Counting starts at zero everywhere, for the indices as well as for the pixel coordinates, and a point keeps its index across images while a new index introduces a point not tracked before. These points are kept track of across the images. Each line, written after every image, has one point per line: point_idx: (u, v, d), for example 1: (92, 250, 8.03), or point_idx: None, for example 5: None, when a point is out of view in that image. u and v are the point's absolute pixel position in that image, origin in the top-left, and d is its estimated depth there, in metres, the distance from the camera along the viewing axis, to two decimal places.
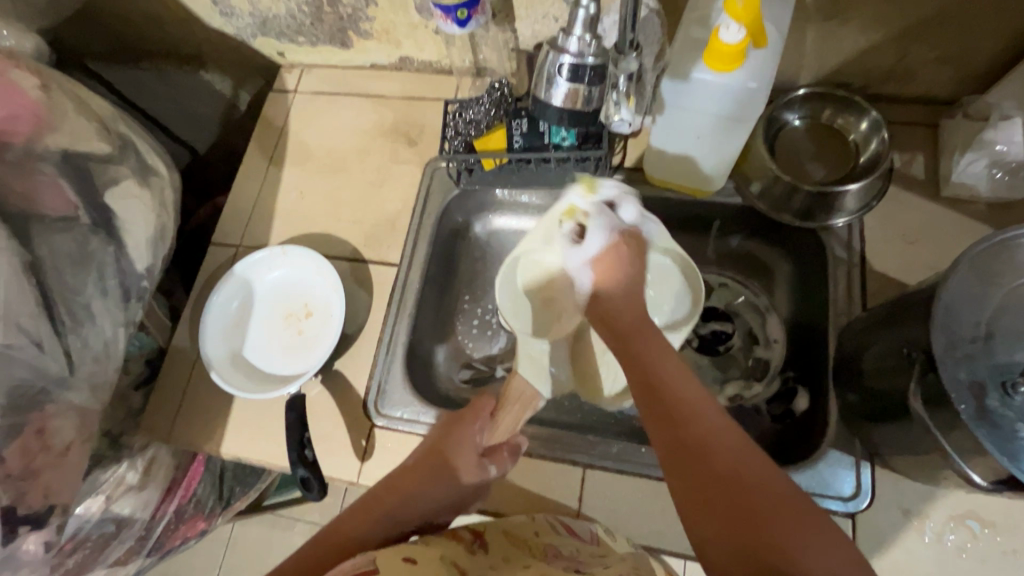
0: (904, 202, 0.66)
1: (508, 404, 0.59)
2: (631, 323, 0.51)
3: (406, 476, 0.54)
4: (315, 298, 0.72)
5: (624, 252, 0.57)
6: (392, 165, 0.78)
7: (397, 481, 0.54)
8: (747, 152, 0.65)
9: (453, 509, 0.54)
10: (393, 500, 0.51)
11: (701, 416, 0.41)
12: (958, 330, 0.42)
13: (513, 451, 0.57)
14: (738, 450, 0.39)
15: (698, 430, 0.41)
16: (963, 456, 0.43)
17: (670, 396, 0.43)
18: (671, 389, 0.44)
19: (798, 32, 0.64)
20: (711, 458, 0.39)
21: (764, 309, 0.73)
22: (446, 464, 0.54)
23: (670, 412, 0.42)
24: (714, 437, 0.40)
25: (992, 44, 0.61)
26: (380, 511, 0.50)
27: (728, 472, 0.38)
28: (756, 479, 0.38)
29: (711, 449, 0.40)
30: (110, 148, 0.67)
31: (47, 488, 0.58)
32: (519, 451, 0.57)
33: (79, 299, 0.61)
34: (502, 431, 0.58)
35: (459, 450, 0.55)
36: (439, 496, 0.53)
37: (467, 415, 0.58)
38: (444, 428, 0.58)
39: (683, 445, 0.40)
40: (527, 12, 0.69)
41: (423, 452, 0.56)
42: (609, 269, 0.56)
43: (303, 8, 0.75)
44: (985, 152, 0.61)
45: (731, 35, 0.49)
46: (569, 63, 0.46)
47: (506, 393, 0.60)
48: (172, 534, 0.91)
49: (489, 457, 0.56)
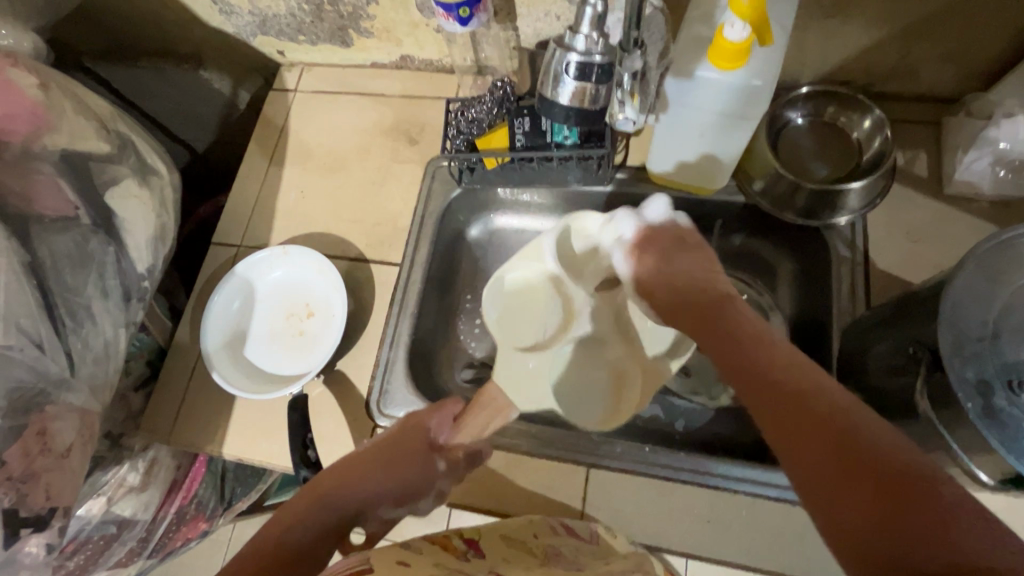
0: (906, 200, 0.66)
1: (475, 409, 0.59)
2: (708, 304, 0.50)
3: (355, 463, 0.53)
4: (317, 297, 0.72)
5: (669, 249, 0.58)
6: (393, 165, 0.78)
7: (347, 464, 0.53)
8: (750, 149, 0.65)
9: (395, 502, 0.54)
10: (334, 490, 0.50)
11: (801, 380, 0.38)
12: (965, 329, 0.42)
13: (469, 454, 0.58)
14: (856, 418, 0.35)
15: (809, 398, 0.37)
16: (969, 455, 0.43)
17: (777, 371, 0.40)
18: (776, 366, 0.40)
19: (800, 30, 0.64)
20: (829, 422, 0.35)
21: (767, 307, 0.72)
22: (406, 452, 0.55)
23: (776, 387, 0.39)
24: (824, 401, 0.36)
25: (995, 42, 0.61)
26: (317, 500, 0.49)
27: (850, 439, 0.34)
28: (886, 450, 0.33)
29: (829, 416, 0.35)
30: (109, 147, 0.67)
31: (48, 490, 0.58)
32: (477, 460, 0.59)
33: (79, 299, 0.61)
34: (465, 435, 0.58)
35: (409, 444, 0.56)
36: (386, 486, 0.53)
37: (423, 415, 0.58)
38: (394, 432, 0.57)
39: (791, 411, 0.37)
40: (529, 10, 0.69)
41: (381, 437, 0.56)
42: (648, 255, 0.59)
43: (303, 7, 0.75)
44: (988, 150, 0.61)
45: (736, 32, 0.48)
46: (577, 61, 0.46)
47: (477, 399, 0.60)
48: (174, 535, 0.91)
49: (440, 454, 0.56)
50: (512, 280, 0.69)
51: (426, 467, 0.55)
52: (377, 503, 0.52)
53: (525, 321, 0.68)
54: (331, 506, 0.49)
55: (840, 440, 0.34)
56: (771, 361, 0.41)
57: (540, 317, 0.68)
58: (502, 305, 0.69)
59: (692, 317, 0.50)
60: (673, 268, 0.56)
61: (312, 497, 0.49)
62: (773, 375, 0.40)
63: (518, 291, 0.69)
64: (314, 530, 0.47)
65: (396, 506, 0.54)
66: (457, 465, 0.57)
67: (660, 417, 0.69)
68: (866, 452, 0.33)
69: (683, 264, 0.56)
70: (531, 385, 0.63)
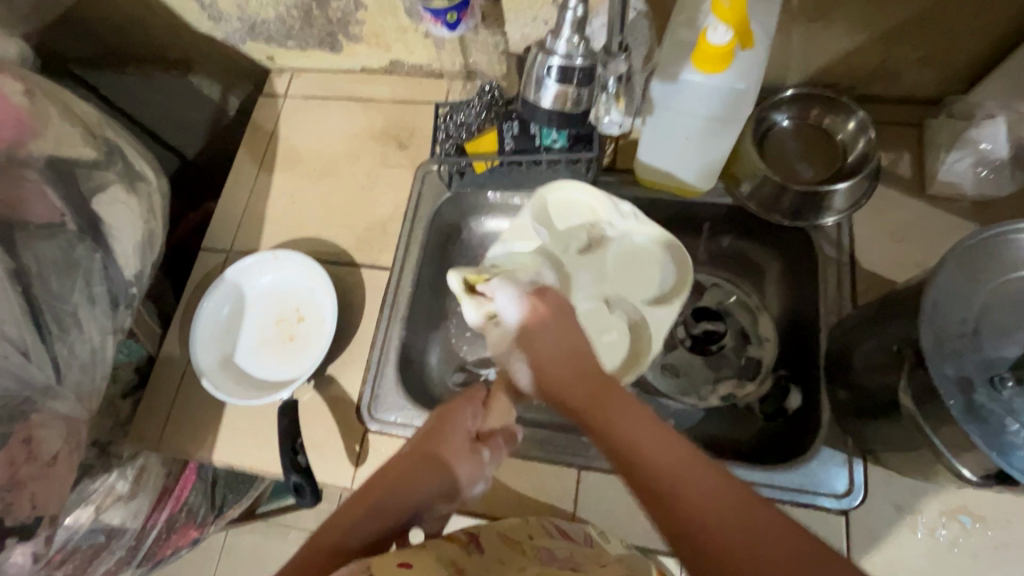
0: (890, 200, 0.67)
1: (498, 392, 0.57)
2: (581, 386, 0.44)
3: (409, 464, 0.51)
4: (306, 303, 0.72)
5: (540, 312, 0.51)
6: (383, 169, 0.78)
7: (395, 468, 0.51)
8: (737, 152, 0.66)
9: (446, 499, 0.52)
10: (383, 491, 0.49)
11: (677, 482, 0.36)
12: (947, 327, 0.43)
13: (507, 438, 0.55)
14: (736, 506, 0.35)
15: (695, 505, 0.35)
16: (953, 451, 0.43)
17: (653, 476, 0.37)
18: (651, 463, 0.37)
19: (783, 34, 0.65)
20: (699, 537, 0.34)
21: (755, 308, 0.73)
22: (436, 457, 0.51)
23: (655, 493, 0.36)
24: (700, 508, 0.35)
25: (975, 44, 0.62)
26: (371, 504, 0.48)
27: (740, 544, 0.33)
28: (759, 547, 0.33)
29: (709, 524, 0.34)
30: (95, 153, 0.66)
31: (34, 499, 0.58)
32: (515, 438, 0.56)
33: (64, 306, 0.60)
34: (498, 417, 0.56)
35: (456, 436, 0.53)
36: (437, 481, 0.51)
37: (456, 406, 0.55)
38: (434, 422, 0.54)
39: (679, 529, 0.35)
40: (517, 15, 0.69)
41: (413, 443, 0.53)
42: (539, 314, 0.50)
43: (292, 13, 0.75)
44: (970, 151, 0.62)
45: (718, 36, 0.49)
46: (558, 64, 0.46)
47: (497, 382, 0.58)
48: (164, 543, 0.90)
49: (484, 441, 0.54)
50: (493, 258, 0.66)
51: (473, 458, 0.53)
52: (433, 502, 0.51)
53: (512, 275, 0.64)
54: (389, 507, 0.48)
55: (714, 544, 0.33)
56: (654, 466, 0.37)
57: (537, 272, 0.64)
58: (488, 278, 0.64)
59: (583, 404, 0.43)
60: (547, 341, 0.48)
61: (363, 504, 0.48)
62: (654, 480, 0.37)
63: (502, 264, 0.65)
64: (375, 533, 0.46)
65: (447, 503, 0.52)
66: (500, 450, 0.54)
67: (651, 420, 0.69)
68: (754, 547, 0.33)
69: (556, 338, 0.48)
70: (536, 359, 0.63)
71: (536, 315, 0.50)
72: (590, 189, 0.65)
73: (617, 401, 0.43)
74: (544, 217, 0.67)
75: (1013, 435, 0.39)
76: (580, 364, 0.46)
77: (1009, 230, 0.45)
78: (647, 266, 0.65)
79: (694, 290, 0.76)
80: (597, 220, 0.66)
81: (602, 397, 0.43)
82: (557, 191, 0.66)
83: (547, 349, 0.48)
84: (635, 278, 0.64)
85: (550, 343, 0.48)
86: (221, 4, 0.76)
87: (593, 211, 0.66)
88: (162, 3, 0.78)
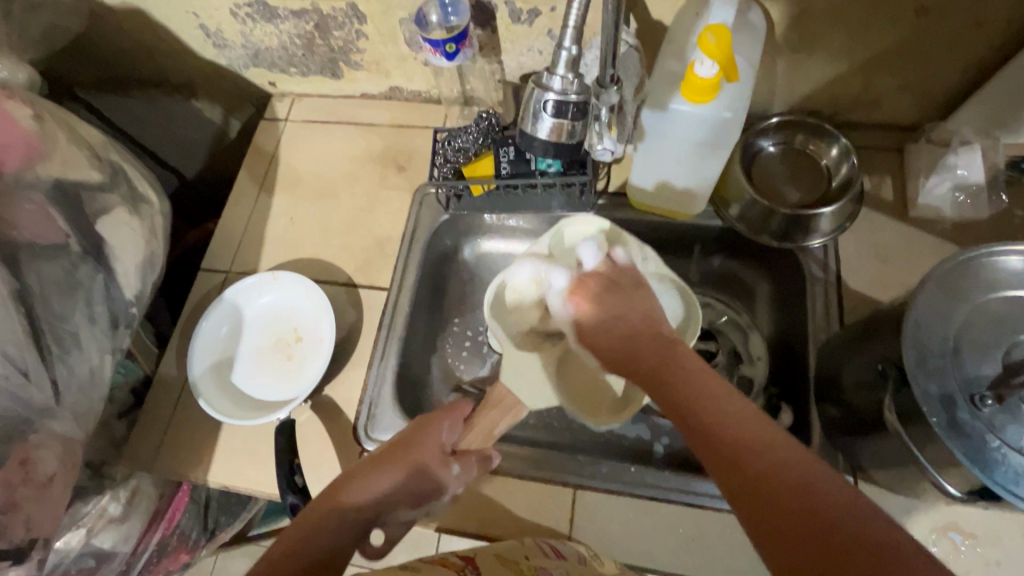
0: (874, 223, 0.69)
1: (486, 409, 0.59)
2: (645, 348, 0.47)
3: (376, 466, 0.52)
4: (305, 322, 0.73)
5: (590, 285, 0.55)
6: (382, 192, 0.80)
7: (363, 467, 0.52)
8: (725, 176, 0.68)
9: (410, 504, 0.53)
10: (353, 496, 0.49)
11: (728, 434, 0.37)
12: (927, 345, 0.44)
13: (480, 459, 0.57)
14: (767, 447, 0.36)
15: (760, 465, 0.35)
16: (940, 467, 0.44)
17: (708, 429, 0.38)
18: (706, 420, 0.39)
19: (769, 64, 0.67)
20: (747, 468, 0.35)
21: (745, 326, 0.75)
22: (411, 455, 0.53)
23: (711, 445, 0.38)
24: (752, 457, 0.36)
25: (950, 74, 0.65)
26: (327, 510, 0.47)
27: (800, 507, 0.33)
28: (795, 491, 0.33)
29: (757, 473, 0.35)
30: (100, 176, 0.67)
31: (28, 521, 0.57)
32: (490, 462, 0.58)
33: (65, 326, 0.60)
34: (475, 438, 0.58)
35: (429, 445, 0.55)
36: (401, 482, 0.52)
37: (434, 415, 0.57)
38: (410, 430, 0.56)
39: (748, 479, 0.35)
40: (513, 46, 0.72)
41: (390, 442, 0.55)
42: (590, 291, 0.55)
43: (295, 41, 0.77)
44: (947, 175, 0.66)
45: (705, 70, 0.52)
46: (553, 99, 0.48)
47: (487, 398, 0.59)
48: (154, 567, 0.89)
49: (456, 457, 0.56)
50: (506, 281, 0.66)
51: (442, 470, 0.54)
52: (397, 505, 0.52)
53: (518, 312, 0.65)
54: (348, 513, 0.48)
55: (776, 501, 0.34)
56: (709, 418, 0.39)
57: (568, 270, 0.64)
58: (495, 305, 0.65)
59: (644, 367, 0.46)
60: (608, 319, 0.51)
61: (328, 507, 0.48)
62: (713, 433, 0.38)
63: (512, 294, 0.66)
64: (334, 538, 0.45)
65: (410, 509, 0.53)
66: (469, 467, 0.56)
67: (645, 438, 0.69)
68: (784, 494, 0.33)
69: (605, 314, 0.52)
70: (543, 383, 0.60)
71: (584, 293, 0.55)
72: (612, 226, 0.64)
73: (675, 363, 0.45)
74: (558, 251, 0.65)
75: (996, 451, 0.40)
76: (635, 330, 0.49)
77: (976, 251, 0.47)
78: (659, 312, 0.63)
79: None
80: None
81: (665, 361, 0.45)
82: (573, 227, 0.65)
83: (595, 320, 0.52)
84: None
85: (609, 313, 0.52)
86: (226, 31, 0.78)
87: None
88: (168, 30, 0.80)
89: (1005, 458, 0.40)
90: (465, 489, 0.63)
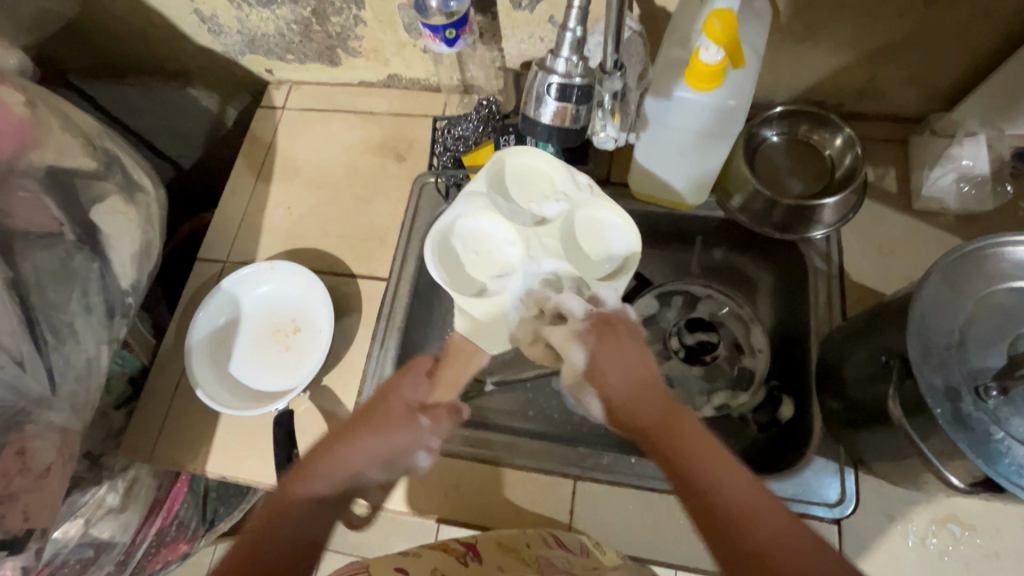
0: (876, 215, 0.69)
1: (448, 361, 0.60)
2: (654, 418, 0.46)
3: (344, 447, 0.51)
4: (303, 313, 0.72)
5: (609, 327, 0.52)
6: (380, 182, 0.79)
7: (327, 449, 0.51)
8: (728, 166, 0.67)
9: (383, 467, 0.52)
10: (314, 482, 0.49)
11: (740, 516, 0.39)
12: (932, 337, 0.44)
13: (451, 411, 0.53)
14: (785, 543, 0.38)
15: (759, 534, 0.38)
16: (941, 459, 0.44)
17: (721, 508, 0.40)
18: (721, 497, 0.40)
19: (773, 52, 0.66)
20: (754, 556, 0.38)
21: (748, 319, 0.72)
22: (375, 421, 0.52)
23: (718, 525, 0.40)
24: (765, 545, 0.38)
25: (956, 64, 0.64)
26: (285, 501, 0.47)
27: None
28: None
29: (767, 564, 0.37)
30: (95, 164, 0.66)
31: (27, 511, 0.57)
32: (460, 413, 0.54)
33: (61, 316, 0.60)
34: (444, 387, 0.57)
35: (394, 406, 0.53)
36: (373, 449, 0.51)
37: (399, 377, 0.55)
38: (376, 395, 0.54)
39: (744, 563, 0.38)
40: (513, 32, 0.71)
41: (359, 411, 0.54)
42: (607, 335, 0.51)
43: (292, 27, 0.76)
44: (952, 166, 0.64)
45: (710, 55, 0.51)
46: (557, 83, 0.47)
47: (448, 350, 0.61)
48: (153, 557, 0.89)
49: (424, 411, 0.53)
50: (463, 228, 0.61)
51: (409, 426, 0.52)
52: (367, 472, 0.51)
53: (479, 264, 0.62)
54: (315, 498, 0.48)
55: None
56: (725, 499, 0.40)
57: (511, 206, 0.61)
58: (445, 262, 0.60)
59: (657, 436, 0.45)
60: (615, 367, 0.49)
61: (287, 501, 0.47)
62: (728, 519, 0.40)
63: (472, 241, 0.62)
64: (302, 526, 0.46)
65: (385, 472, 0.52)
66: (440, 420, 0.52)
67: None
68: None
69: (619, 362, 0.49)
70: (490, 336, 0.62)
71: (602, 342, 0.51)
72: (546, 155, 0.60)
73: (690, 435, 0.44)
74: (497, 187, 0.61)
75: (999, 443, 0.40)
76: (648, 388, 0.48)
77: (981, 244, 0.46)
78: (601, 236, 0.61)
79: (687, 300, 0.75)
80: (552, 190, 0.61)
81: (673, 434, 0.45)
82: (515, 158, 0.61)
83: (611, 374, 0.49)
84: (597, 242, 0.61)
85: (624, 372, 0.48)
86: (222, 17, 0.77)
87: (549, 180, 0.61)
88: (162, 15, 0.78)
89: (1010, 450, 0.40)
90: (466, 479, 0.62)
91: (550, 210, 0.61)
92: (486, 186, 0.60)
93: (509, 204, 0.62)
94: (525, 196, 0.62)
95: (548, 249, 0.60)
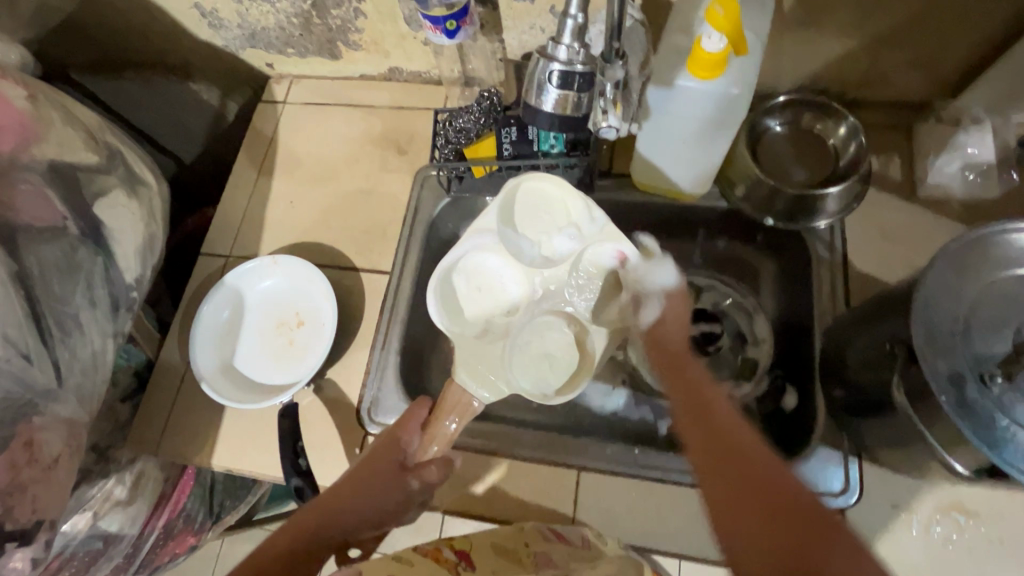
0: (880, 203, 0.68)
1: (442, 415, 0.58)
2: (676, 346, 0.52)
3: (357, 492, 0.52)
4: (306, 306, 0.72)
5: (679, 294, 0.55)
6: (382, 175, 0.79)
7: (352, 479, 0.53)
8: (732, 156, 0.67)
9: (379, 524, 0.53)
10: (345, 509, 0.51)
11: (733, 427, 0.43)
12: (937, 324, 0.43)
13: (441, 466, 0.57)
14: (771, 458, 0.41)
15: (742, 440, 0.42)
16: (947, 446, 0.44)
17: (714, 414, 0.45)
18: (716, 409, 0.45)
19: (775, 40, 0.66)
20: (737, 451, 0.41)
21: (752, 309, 0.73)
22: (388, 473, 0.54)
23: (699, 418, 0.45)
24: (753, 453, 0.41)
25: (960, 50, 0.64)
26: (318, 519, 0.49)
27: (750, 542, 0.37)
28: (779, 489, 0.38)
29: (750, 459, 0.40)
30: (98, 158, 0.66)
31: (35, 502, 0.58)
32: (451, 465, 0.58)
33: (67, 309, 0.60)
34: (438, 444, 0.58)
35: (388, 461, 0.55)
36: (370, 507, 0.52)
37: (400, 426, 0.58)
38: (381, 441, 0.56)
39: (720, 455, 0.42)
40: (515, 23, 0.70)
41: (369, 453, 0.55)
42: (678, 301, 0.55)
43: (292, 20, 0.76)
44: (958, 155, 0.65)
45: (713, 43, 0.50)
46: (559, 69, 0.46)
47: (442, 403, 0.59)
48: (160, 550, 0.89)
49: (413, 470, 0.56)
50: (468, 264, 0.63)
51: (400, 484, 0.54)
52: (365, 526, 0.52)
53: (484, 296, 0.64)
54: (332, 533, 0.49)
55: (778, 514, 0.37)
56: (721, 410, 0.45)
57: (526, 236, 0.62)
58: (448, 296, 0.62)
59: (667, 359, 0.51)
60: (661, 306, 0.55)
61: (323, 512, 0.50)
62: (711, 423, 0.44)
63: (477, 276, 0.64)
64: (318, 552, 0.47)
65: (378, 527, 0.54)
66: (429, 478, 0.56)
67: (648, 420, 0.69)
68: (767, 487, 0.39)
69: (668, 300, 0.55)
70: (483, 363, 0.61)
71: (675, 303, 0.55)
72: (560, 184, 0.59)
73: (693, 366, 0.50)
74: (508, 219, 0.62)
75: (1004, 430, 0.40)
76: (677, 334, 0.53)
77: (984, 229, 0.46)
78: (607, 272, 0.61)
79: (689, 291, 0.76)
80: (565, 222, 0.61)
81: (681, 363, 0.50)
82: (527, 186, 0.60)
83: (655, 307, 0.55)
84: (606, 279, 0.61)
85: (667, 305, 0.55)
86: (223, 11, 0.76)
87: (564, 210, 0.60)
88: (164, 10, 0.79)
89: (1015, 435, 0.40)
90: (471, 470, 0.62)
91: (561, 240, 0.62)
92: (497, 222, 0.61)
93: (518, 236, 0.62)
94: (538, 225, 0.62)
95: (551, 289, 0.64)
